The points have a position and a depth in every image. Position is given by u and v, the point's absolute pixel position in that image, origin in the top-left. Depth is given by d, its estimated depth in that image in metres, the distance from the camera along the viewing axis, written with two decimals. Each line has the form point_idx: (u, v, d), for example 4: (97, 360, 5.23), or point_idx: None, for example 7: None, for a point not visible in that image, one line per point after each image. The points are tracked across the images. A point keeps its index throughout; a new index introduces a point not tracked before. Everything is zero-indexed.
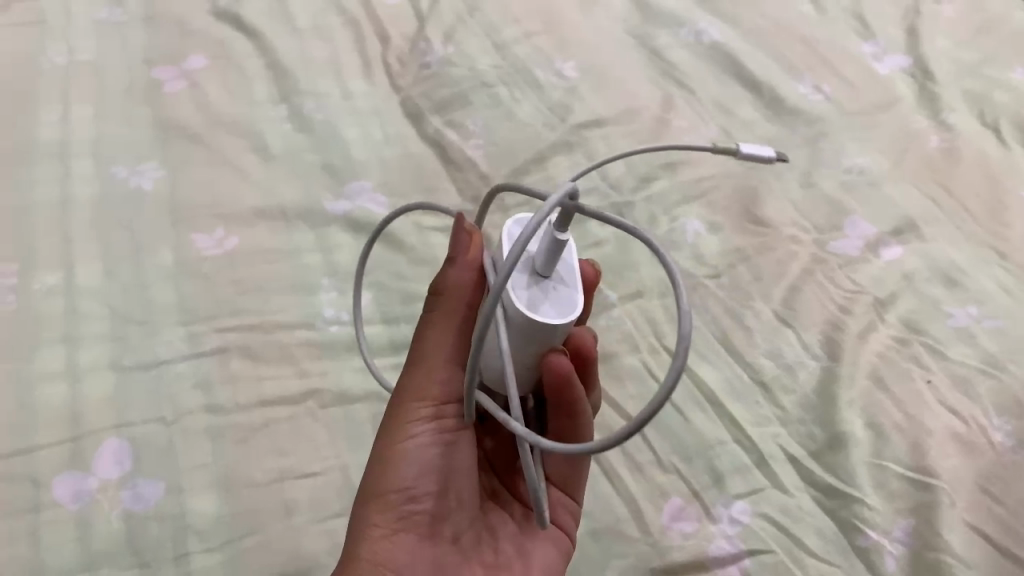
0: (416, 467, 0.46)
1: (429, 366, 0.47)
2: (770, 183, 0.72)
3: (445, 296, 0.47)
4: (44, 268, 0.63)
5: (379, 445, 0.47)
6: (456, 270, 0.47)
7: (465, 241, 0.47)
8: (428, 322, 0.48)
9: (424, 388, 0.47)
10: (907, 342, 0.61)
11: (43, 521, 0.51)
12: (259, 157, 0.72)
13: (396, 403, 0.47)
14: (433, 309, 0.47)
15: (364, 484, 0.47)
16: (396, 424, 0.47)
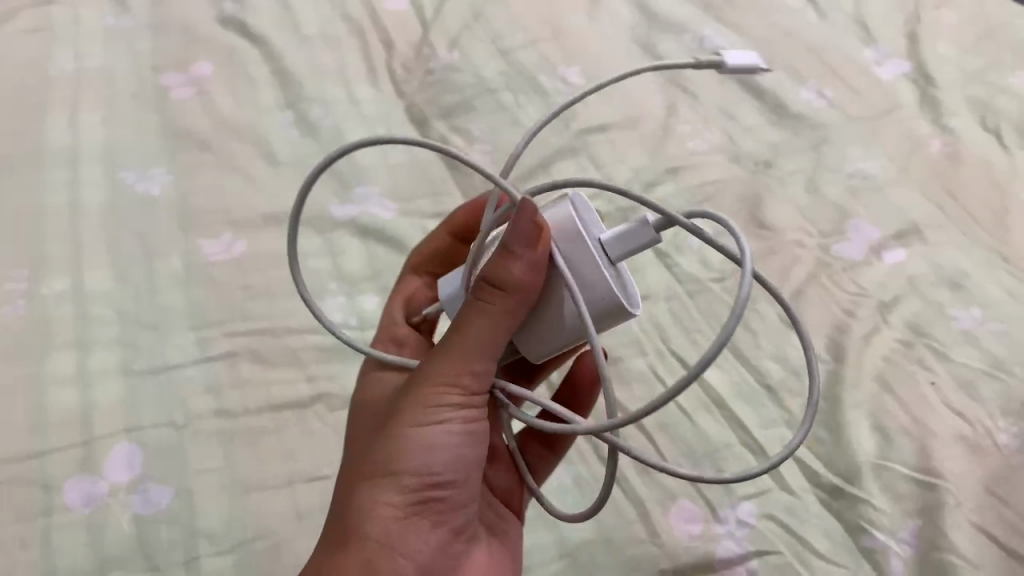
0: (437, 456, 0.44)
1: (467, 354, 0.43)
2: (774, 189, 0.72)
3: (502, 290, 0.41)
4: (54, 273, 0.63)
5: (398, 425, 0.44)
6: (523, 267, 0.40)
7: (537, 235, 0.40)
8: (470, 304, 0.42)
9: (457, 377, 0.43)
10: (913, 345, 0.62)
11: (54, 525, 0.52)
12: (265, 162, 0.73)
13: (421, 383, 0.44)
14: (482, 299, 0.42)
15: (376, 462, 0.44)
16: (420, 407, 0.44)
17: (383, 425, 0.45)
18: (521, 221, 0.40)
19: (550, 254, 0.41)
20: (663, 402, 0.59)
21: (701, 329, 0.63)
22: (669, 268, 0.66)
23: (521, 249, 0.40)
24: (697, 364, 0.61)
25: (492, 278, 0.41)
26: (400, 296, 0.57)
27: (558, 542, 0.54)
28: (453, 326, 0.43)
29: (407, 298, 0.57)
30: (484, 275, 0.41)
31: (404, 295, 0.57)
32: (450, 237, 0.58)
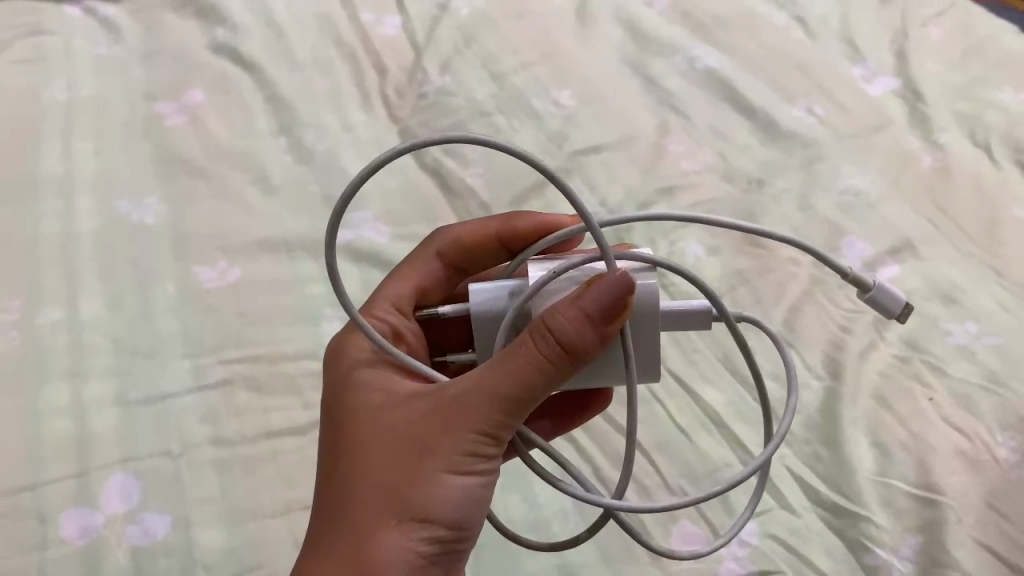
0: (464, 504, 0.43)
1: (515, 408, 0.41)
2: (767, 207, 0.73)
3: (565, 352, 0.39)
4: (48, 303, 0.63)
5: (431, 469, 0.42)
6: (594, 336, 0.39)
7: (620, 308, 0.39)
8: (529, 356, 0.40)
9: (500, 429, 0.41)
10: (910, 360, 0.62)
11: (51, 557, 0.52)
12: (259, 189, 0.73)
13: (462, 428, 0.41)
14: (546, 357, 0.39)
15: (404, 505, 0.42)
16: (458, 455, 0.42)
17: (410, 462, 0.42)
18: (610, 291, 0.39)
19: (619, 325, 0.40)
20: (663, 422, 0.59)
21: (699, 350, 0.63)
22: (665, 288, 0.67)
23: (600, 317, 0.39)
24: (696, 385, 0.61)
25: (563, 338, 0.39)
26: (415, 284, 0.54)
27: (559, 566, 0.53)
28: (505, 373, 0.40)
29: (420, 287, 0.54)
30: (555, 333, 0.39)
31: (419, 284, 0.54)
32: (497, 243, 0.55)
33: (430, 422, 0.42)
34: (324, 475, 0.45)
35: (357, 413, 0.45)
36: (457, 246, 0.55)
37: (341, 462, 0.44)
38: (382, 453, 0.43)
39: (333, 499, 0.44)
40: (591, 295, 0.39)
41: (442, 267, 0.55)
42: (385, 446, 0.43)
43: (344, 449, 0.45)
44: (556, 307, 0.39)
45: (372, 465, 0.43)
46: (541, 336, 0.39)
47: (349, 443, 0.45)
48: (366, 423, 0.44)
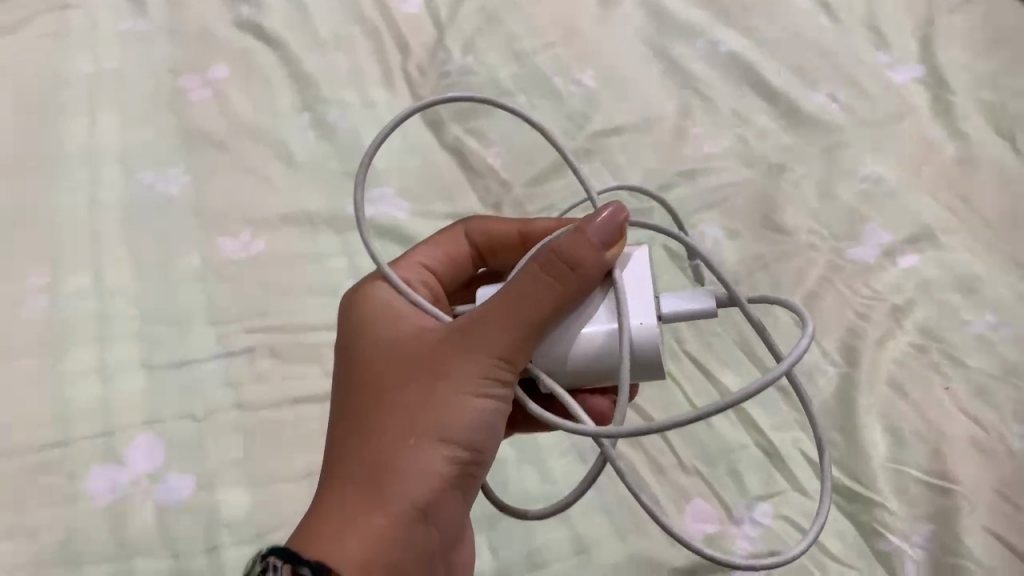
0: (481, 428, 0.43)
1: (530, 330, 0.41)
2: (788, 192, 0.73)
3: (573, 273, 0.41)
4: (76, 270, 0.64)
5: (449, 390, 0.42)
6: (597, 260, 0.41)
7: (618, 237, 0.42)
8: (538, 278, 0.41)
9: (516, 351, 0.41)
10: (926, 348, 0.62)
11: (77, 513, 0.53)
12: (282, 163, 0.73)
13: (480, 350, 0.41)
14: (557, 281, 0.41)
15: (424, 427, 0.42)
16: (475, 377, 0.42)
17: (427, 384, 0.42)
18: (611, 222, 0.42)
19: (615, 257, 0.42)
20: (678, 403, 0.60)
21: (715, 331, 0.63)
22: (684, 269, 0.68)
23: (602, 245, 0.42)
24: (712, 367, 0.61)
25: (571, 261, 0.41)
26: (440, 250, 0.53)
27: (572, 538, 0.54)
28: (518, 294, 0.41)
29: (452, 257, 0.53)
30: (564, 256, 0.41)
31: (448, 256, 0.53)
32: (519, 237, 0.53)
33: (447, 346, 0.43)
34: (336, 410, 0.45)
35: (368, 346, 0.45)
36: (485, 230, 0.53)
37: (355, 394, 0.44)
38: (397, 381, 0.43)
39: (347, 429, 0.43)
40: (595, 226, 0.42)
41: (476, 254, 0.54)
42: (400, 373, 0.43)
43: (358, 381, 0.45)
44: (560, 237, 0.42)
45: (390, 393, 0.43)
46: (551, 260, 0.41)
47: (362, 374, 0.45)
48: (380, 354, 0.44)
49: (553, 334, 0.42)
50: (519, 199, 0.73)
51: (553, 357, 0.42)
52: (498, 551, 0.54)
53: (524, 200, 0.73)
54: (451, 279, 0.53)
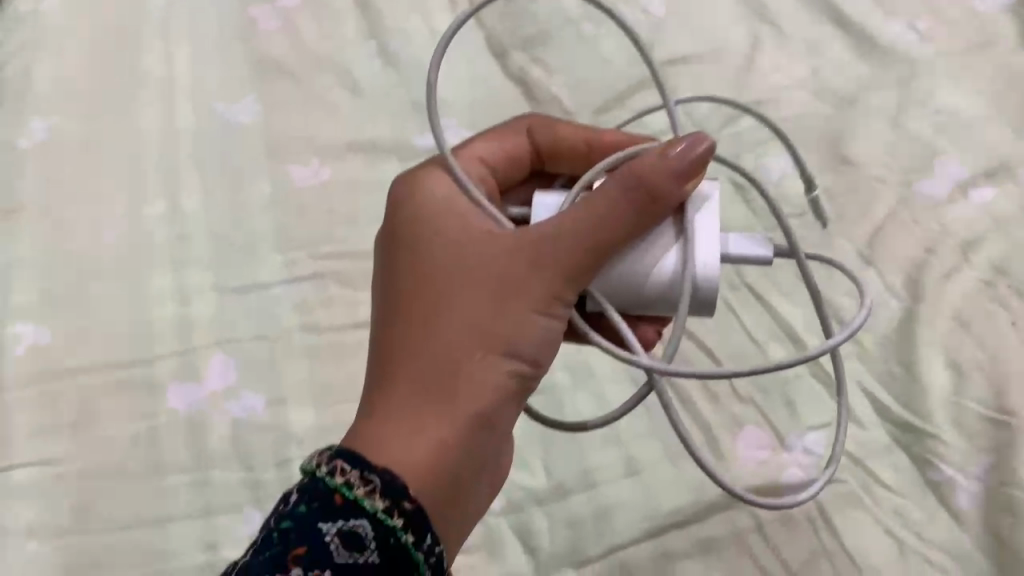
0: (542, 344, 0.43)
1: (604, 252, 0.41)
2: (857, 123, 0.71)
3: (652, 202, 0.41)
4: (154, 198, 0.67)
5: (519, 304, 0.42)
6: (676, 191, 0.41)
7: (700, 169, 0.42)
8: (617, 202, 0.41)
9: (588, 272, 0.41)
10: (994, 284, 0.61)
11: (160, 424, 0.57)
12: (348, 92, 0.74)
13: (554, 267, 0.41)
14: (633, 206, 0.41)
15: (492, 339, 0.42)
16: (548, 293, 0.41)
17: (497, 297, 0.42)
18: (696, 150, 0.41)
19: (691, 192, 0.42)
20: (735, 332, 0.60)
21: (776, 264, 0.63)
22: (746, 201, 0.67)
23: (685, 175, 0.41)
24: (772, 298, 0.61)
25: (653, 189, 0.41)
26: (500, 146, 0.52)
27: (626, 461, 0.55)
28: (597, 212, 0.41)
29: (509, 155, 0.53)
30: (645, 181, 0.41)
31: (505, 153, 0.53)
32: (580, 144, 0.53)
33: (517, 258, 0.42)
34: (390, 313, 0.43)
35: (427, 249, 0.44)
36: (548, 131, 0.53)
37: (415, 299, 0.43)
38: (463, 291, 0.42)
39: (409, 334, 0.42)
40: (679, 151, 0.41)
41: (530, 154, 0.54)
42: (466, 283, 0.42)
43: (418, 285, 0.43)
44: (644, 160, 0.41)
45: (457, 301, 0.42)
46: (632, 181, 0.41)
47: (422, 280, 0.43)
48: (442, 258, 0.43)
49: (620, 262, 0.42)
50: None
51: (615, 288, 0.43)
52: (552, 470, 0.55)
53: None
54: (504, 174, 0.53)
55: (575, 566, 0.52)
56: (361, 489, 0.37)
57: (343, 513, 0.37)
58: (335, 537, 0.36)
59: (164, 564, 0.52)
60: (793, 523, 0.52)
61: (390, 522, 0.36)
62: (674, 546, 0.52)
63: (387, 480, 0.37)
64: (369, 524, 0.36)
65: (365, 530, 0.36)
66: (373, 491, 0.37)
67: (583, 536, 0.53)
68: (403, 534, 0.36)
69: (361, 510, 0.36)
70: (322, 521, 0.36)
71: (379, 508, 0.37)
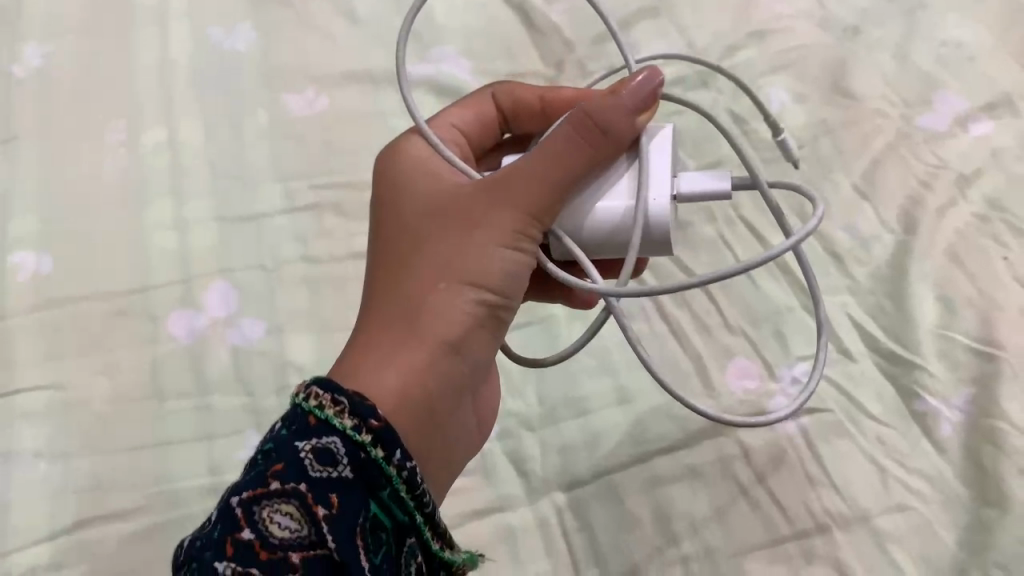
0: (511, 279, 0.43)
1: (564, 181, 0.42)
2: (860, 55, 0.70)
3: (605, 133, 0.42)
4: (151, 127, 0.67)
5: (485, 237, 0.42)
6: (629, 123, 0.42)
7: (650, 104, 0.43)
8: (573, 135, 0.42)
9: (550, 201, 0.42)
10: (989, 219, 0.61)
11: (161, 351, 0.58)
12: (345, 19, 0.73)
13: (516, 197, 0.42)
14: (589, 140, 0.42)
15: (460, 271, 0.42)
16: (513, 226, 0.42)
17: (463, 231, 0.43)
18: (645, 87, 0.42)
19: (644, 126, 0.43)
20: (728, 266, 0.61)
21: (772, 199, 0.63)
22: (745, 134, 0.67)
23: (636, 109, 0.42)
24: (766, 232, 0.62)
25: (605, 122, 0.41)
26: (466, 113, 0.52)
27: (617, 389, 0.57)
28: (556, 148, 0.42)
29: (476, 120, 0.52)
30: (596, 112, 0.41)
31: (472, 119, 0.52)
32: (538, 101, 0.52)
33: (483, 194, 0.43)
34: (368, 266, 0.45)
35: (403, 199, 0.45)
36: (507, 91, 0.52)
37: (390, 247, 0.44)
38: (432, 230, 0.43)
39: (385, 276, 0.44)
40: (629, 89, 0.42)
41: (498, 119, 0.53)
42: (435, 222, 0.43)
43: (394, 233, 0.45)
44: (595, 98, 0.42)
45: (427, 241, 0.43)
46: (586, 117, 0.42)
47: (396, 229, 0.45)
48: (417, 206, 0.45)
49: (575, 203, 0.43)
50: (581, 59, 0.72)
51: (574, 231, 0.43)
52: (544, 398, 0.57)
53: (586, 60, 0.72)
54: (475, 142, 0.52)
55: (566, 490, 0.54)
56: (332, 409, 0.36)
57: (316, 431, 0.36)
58: (309, 454, 0.36)
59: (166, 486, 0.54)
60: (779, 451, 0.54)
61: (360, 439, 0.36)
62: (661, 471, 0.54)
63: (356, 400, 0.37)
64: (341, 441, 0.36)
65: (337, 446, 0.36)
66: (343, 410, 0.36)
67: (573, 462, 0.55)
68: (372, 449, 0.36)
69: (332, 429, 0.36)
70: (296, 441, 0.36)
71: (349, 425, 0.36)
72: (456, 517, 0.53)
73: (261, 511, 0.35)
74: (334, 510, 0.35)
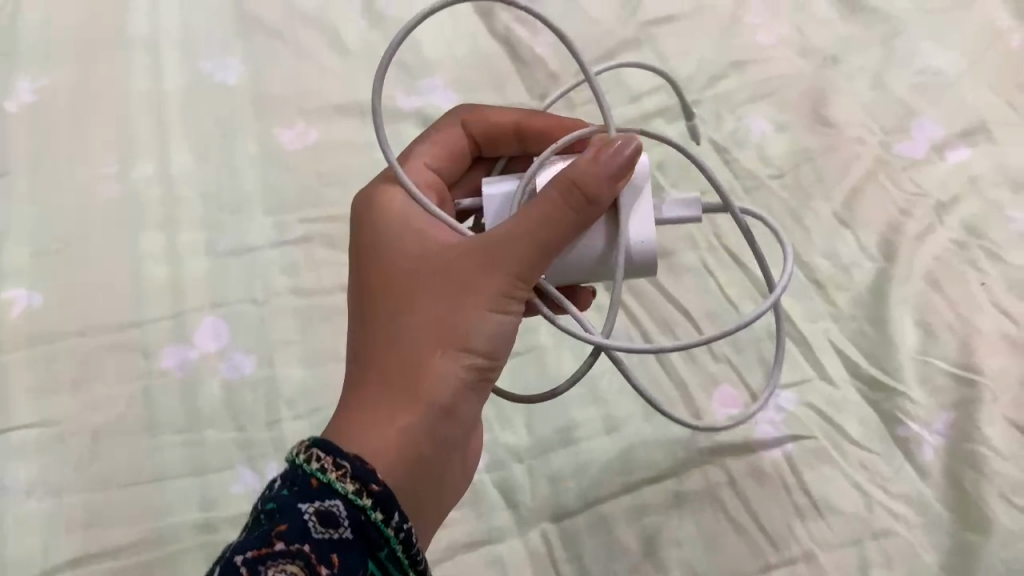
0: (499, 337, 0.45)
1: (547, 249, 0.43)
2: (839, 83, 0.72)
3: (587, 202, 0.42)
4: (144, 159, 0.68)
5: (475, 303, 0.44)
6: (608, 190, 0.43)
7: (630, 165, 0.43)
8: (556, 205, 0.42)
9: (536, 269, 0.43)
10: (966, 245, 0.62)
11: (153, 384, 0.58)
12: (334, 51, 0.75)
13: (503, 266, 0.43)
14: (572, 208, 0.42)
15: (449, 335, 0.44)
16: (498, 291, 0.43)
17: (453, 296, 0.44)
18: (625, 152, 0.43)
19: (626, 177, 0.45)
20: (711, 293, 0.62)
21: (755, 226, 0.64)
22: (728, 164, 0.69)
23: (616, 172, 0.43)
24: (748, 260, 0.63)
25: (588, 193, 0.42)
26: (441, 148, 0.55)
27: (604, 418, 0.58)
28: (536, 215, 0.42)
29: (450, 154, 0.55)
30: (579, 184, 0.42)
31: (446, 154, 0.55)
32: (511, 132, 0.55)
33: (470, 259, 0.44)
34: (360, 320, 0.46)
35: (389, 257, 0.46)
36: (478, 121, 0.55)
37: (381, 305, 0.45)
38: (422, 292, 0.45)
39: (375, 337, 0.45)
40: (608, 154, 0.42)
41: (470, 145, 0.56)
42: (424, 284, 0.45)
43: (384, 291, 0.46)
44: (577, 164, 0.42)
45: (417, 303, 0.44)
46: (564, 186, 0.42)
47: (384, 287, 0.46)
48: (405, 264, 0.46)
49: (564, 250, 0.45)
50: (567, 90, 0.74)
51: (562, 270, 0.46)
52: (533, 427, 0.58)
53: (572, 91, 0.74)
54: (449, 172, 0.55)
55: (555, 519, 0.54)
56: (334, 473, 0.39)
57: (319, 494, 0.38)
58: (313, 515, 0.37)
59: (160, 522, 0.54)
60: (764, 478, 0.55)
61: (361, 502, 0.38)
62: (649, 500, 0.55)
63: (357, 464, 0.39)
64: (343, 504, 0.38)
65: (339, 509, 0.38)
66: (345, 474, 0.39)
67: (563, 491, 0.55)
68: (372, 512, 0.38)
69: (334, 492, 0.38)
70: (300, 502, 0.38)
71: (351, 489, 0.38)
72: (445, 549, 0.54)
73: (267, 570, 0.35)
74: (334, 569, 0.37)
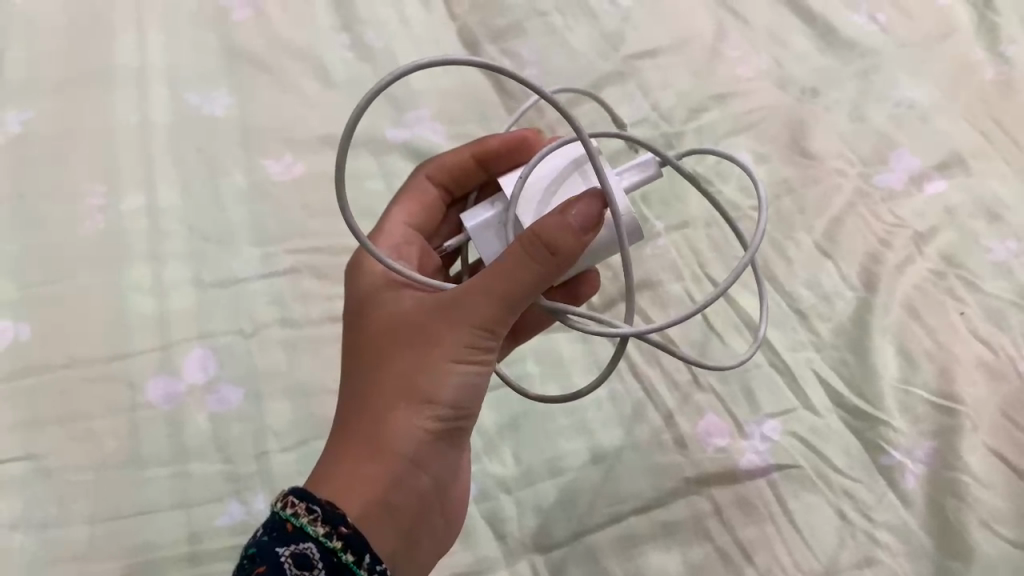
0: (464, 388, 0.47)
1: (507, 304, 0.44)
2: (818, 115, 0.73)
3: (553, 255, 0.42)
4: (129, 191, 0.68)
5: (437, 358, 0.46)
6: (577, 242, 0.42)
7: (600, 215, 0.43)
8: (518, 261, 0.43)
9: (496, 324, 0.45)
10: (944, 274, 0.63)
11: (138, 417, 0.58)
12: (320, 83, 0.75)
13: (462, 324, 0.45)
14: (537, 261, 0.42)
15: (412, 388, 0.46)
16: (460, 344, 0.45)
17: (418, 352, 0.46)
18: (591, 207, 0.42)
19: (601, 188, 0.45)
20: (695, 323, 0.63)
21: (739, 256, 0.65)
22: None
23: (583, 227, 0.42)
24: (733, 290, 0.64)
25: (552, 247, 0.42)
26: (416, 205, 0.57)
27: (590, 449, 0.58)
28: (490, 273, 0.44)
29: (423, 204, 0.57)
30: (542, 238, 0.42)
31: (422, 206, 0.57)
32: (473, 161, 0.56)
33: (433, 318, 0.46)
34: (346, 372, 0.50)
35: (371, 316, 0.50)
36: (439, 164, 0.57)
37: (362, 361, 0.48)
38: (393, 350, 0.47)
39: (353, 392, 0.48)
40: (577, 209, 0.42)
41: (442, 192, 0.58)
42: (396, 343, 0.47)
43: (364, 348, 0.49)
44: (545, 220, 0.42)
45: (389, 360, 0.47)
46: (521, 241, 0.43)
47: (366, 343, 0.49)
48: (382, 322, 0.48)
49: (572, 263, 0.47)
50: (552, 123, 0.74)
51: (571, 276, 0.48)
52: (521, 458, 0.58)
53: (557, 124, 0.74)
54: (430, 225, 0.57)
55: (543, 551, 0.55)
56: (306, 517, 0.41)
57: (293, 538, 0.41)
58: (288, 557, 0.40)
59: (144, 558, 0.54)
60: (750, 506, 0.55)
61: (331, 544, 0.41)
62: (636, 530, 0.55)
63: (326, 508, 0.42)
64: (315, 546, 0.41)
65: (313, 551, 0.40)
66: (316, 518, 0.41)
67: (550, 521, 0.55)
68: (342, 554, 0.41)
69: (307, 535, 0.41)
70: (277, 546, 0.40)
71: (321, 532, 0.41)
72: None
73: None
74: None
